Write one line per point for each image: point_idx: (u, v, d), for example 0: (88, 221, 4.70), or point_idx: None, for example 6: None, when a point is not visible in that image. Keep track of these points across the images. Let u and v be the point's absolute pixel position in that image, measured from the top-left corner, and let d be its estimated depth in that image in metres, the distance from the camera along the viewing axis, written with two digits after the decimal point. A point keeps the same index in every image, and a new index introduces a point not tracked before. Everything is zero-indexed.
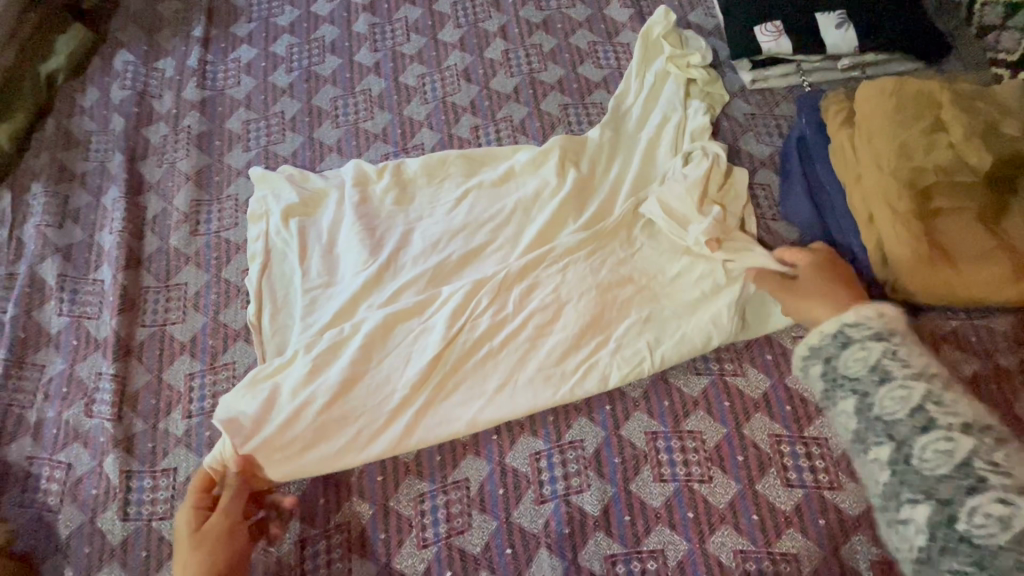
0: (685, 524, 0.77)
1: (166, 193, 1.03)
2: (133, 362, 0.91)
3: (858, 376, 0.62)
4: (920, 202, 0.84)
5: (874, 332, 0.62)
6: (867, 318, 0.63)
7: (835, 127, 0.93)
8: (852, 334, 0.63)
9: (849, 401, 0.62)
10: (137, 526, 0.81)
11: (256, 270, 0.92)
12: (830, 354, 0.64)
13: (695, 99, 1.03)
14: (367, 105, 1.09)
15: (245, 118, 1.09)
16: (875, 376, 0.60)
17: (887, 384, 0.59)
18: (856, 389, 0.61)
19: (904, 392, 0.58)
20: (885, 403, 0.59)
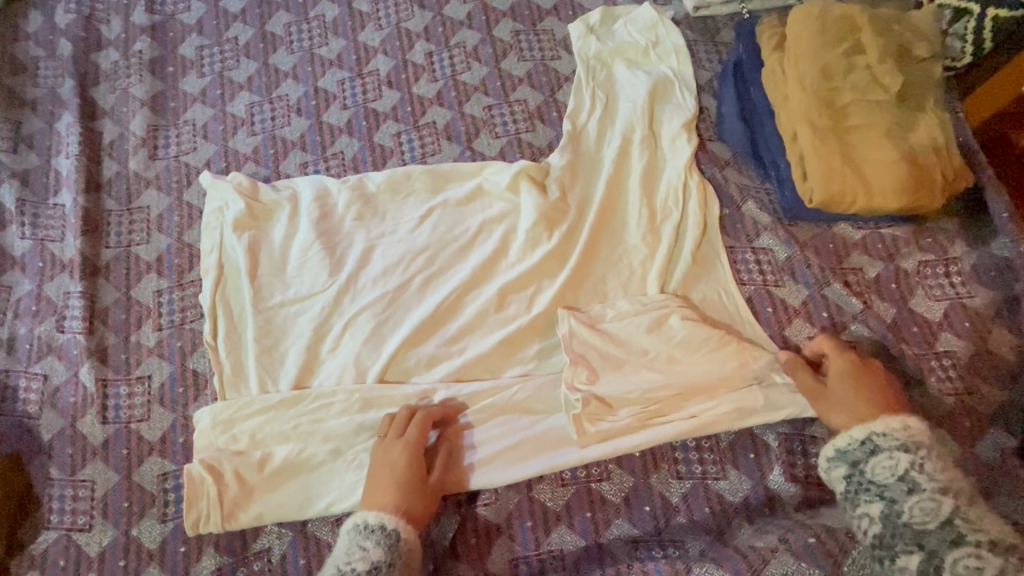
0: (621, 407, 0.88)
1: (121, 118, 1.04)
2: (101, 281, 0.94)
3: (886, 483, 0.73)
4: (836, 120, 0.93)
5: (901, 443, 0.74)
6: (894, 430, 0.75)
7: (766, 52, 1.01)
8: (880, 443, 0.75)
9: (874, 503, 0.73)
10: (117, 427, 0.86)
11: (209, 286, 0.91)
12: (858, 459, 0.75)
13: (664, 85, 1.03)
14: (321, 31, 1.10)
15: (198, 44, 1.09)
16: (904, 486, 0.72)
17: (915, 494, 0.71)
18: (883, 495, 0.73)
19: (932, 504, 0.70)
20: (914, 511, 0.70)
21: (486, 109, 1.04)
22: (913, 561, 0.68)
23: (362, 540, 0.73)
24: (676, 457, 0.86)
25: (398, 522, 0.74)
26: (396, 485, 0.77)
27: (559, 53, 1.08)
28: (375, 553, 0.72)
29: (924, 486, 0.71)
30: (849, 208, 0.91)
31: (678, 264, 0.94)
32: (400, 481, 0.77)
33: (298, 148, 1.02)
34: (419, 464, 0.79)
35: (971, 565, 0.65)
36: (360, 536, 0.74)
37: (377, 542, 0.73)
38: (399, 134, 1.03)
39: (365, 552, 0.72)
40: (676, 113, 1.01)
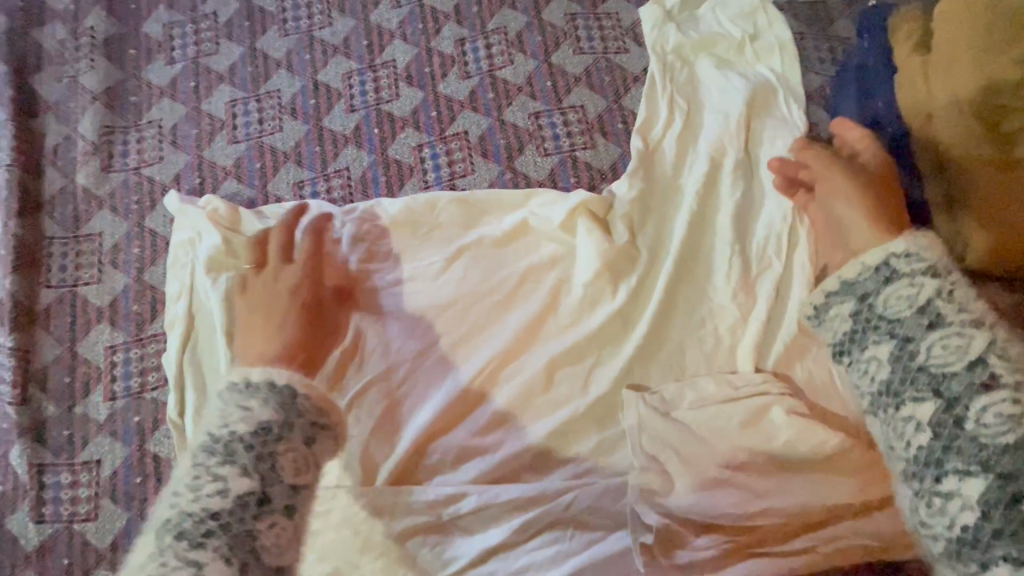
0: None
1: (68, 116, 0.81)
2: (39, 333, 0.74)
3: (900, 318, 0.48)
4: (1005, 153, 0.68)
5: (977, 318, 0.46)
6: (920, 250, 0.50)
7: (905, 53, 0.75)
8: (901, 268, 0.49)
9: (884, 344, 0.48)
10: (55, 529, 0.67)
11: (175, 345, 0.71)
12: (867, 292, 0.50)
13: (767, 92, 0.79)
14: (323, 8, 0.87)
15: (166, 21, 0.86)
16: (954, 368, 0.44)
17: (937, 329, 0.46)
18: (893, 332, 0.48)
19: (960, 338, 0.45)
20: (936, 349, 0.45)
21: (533, 116, 0.81)
22: (924, 410, 0.45)
23: (241, 398, 0.47)
24: None
25: (291, 372, 0.48)
26: (282, 322, 0.56)
27: (626, 44, 0.85)
28: (264, 414, 0.46)
29: (954, 318, 0.46)
30: None
31: (781, 334, 0.73)
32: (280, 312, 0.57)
33: (291, 161, 0.80)
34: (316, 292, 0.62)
35: (952, 347, 0.45)
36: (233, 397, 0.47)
37: (263, 399, 0.46)
38: (421, 146, 0.80)
39: (246, 412, 0.45)
40: (782, 132, 0.78)
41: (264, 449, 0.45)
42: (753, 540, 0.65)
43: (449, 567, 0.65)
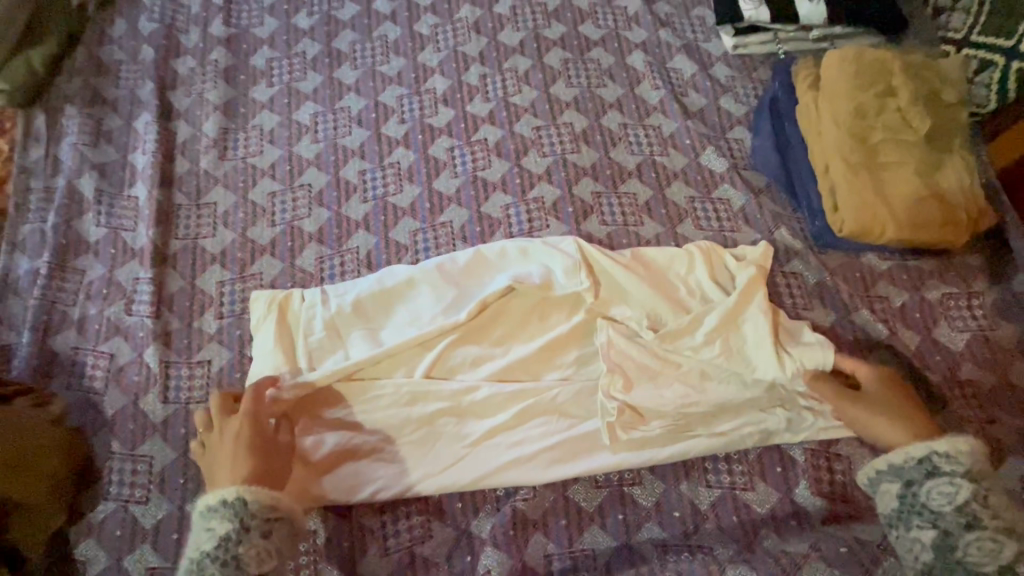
0: (668, 469, 0.89)
1: (195, 120, 1.11)
2: (168, 270, 1.00)
3: (940, 514, 0.73)
4: (867, 155, 0.98)
5: (963, 470, 0.74)
6: (958, 453, 0.75)
7: (802, 89, 1.07)
8: (941, 465, 0.75)
9: (926, 530, 0.73)
10: (176, 407, 0.92)
11: (269, 311, 0.93)
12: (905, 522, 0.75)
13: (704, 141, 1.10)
14: (383, 50, 1.18)
15: (268, 57, 1.17)
16: (963, 520, 0.72)
17: (969, 533, 0.72)
18: (934, 529, 0.73)
19: (950, 488, 0.74)
20: (972, 549, 0.71)
21: (535, 130, 1.11)
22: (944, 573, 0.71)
23: (207, 521, 0.73)
24: (706, 467, 0.90)
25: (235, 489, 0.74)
26: (236, 456, 0.78)
27: (604, 81, 1.15)
28: (223, 529, 0.72)
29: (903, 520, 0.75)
30: (878, 239, 0.97)
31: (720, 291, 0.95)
32: (237, 461, 0.77)
33: (357, 156, 1.09)
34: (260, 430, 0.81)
35: (986, 548, 0.71)
36: (205, 517, 0.73)
37: (223, 518, 0.72)
38: (453, 148, 1.09)
39: (211, 530, 0.72)
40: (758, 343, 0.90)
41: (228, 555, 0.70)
42: (686, 428, 0.89)
43: (465, 440, 0.89)
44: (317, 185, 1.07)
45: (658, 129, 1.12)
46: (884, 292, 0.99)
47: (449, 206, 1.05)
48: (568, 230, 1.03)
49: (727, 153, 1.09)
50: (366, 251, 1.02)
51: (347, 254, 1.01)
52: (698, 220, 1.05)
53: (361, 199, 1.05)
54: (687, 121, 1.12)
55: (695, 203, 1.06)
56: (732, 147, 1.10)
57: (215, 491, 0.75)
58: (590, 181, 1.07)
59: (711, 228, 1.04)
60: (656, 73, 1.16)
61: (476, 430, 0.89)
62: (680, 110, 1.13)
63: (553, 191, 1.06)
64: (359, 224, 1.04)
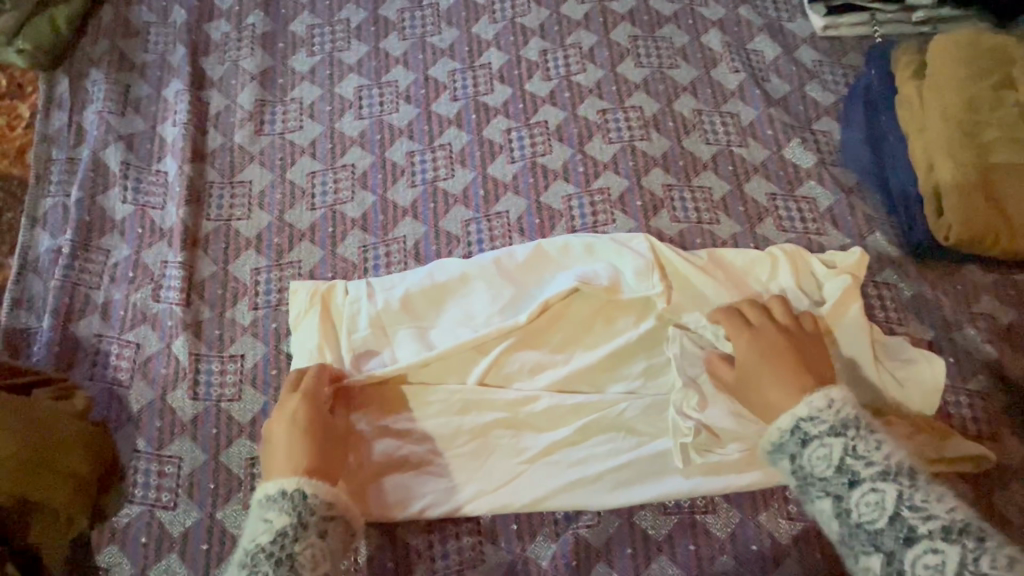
0: (744, 497, 0.81)
1: (229, 90, 1.02)
2: (199, 254, 0.92)
3: (827, 477, 0.57)
4: (980, 154, 0.87)
5: (833, 426, 0.59)
6: (819, 411, 0.60)
7: (903, 77, 0.96)
8: (809, 430, 0.60)
9: (825, 498, 0.57)
10: (207, 405, 0.84)
11: (309, 305, 0.85)
12: (810, 476, 0.58)
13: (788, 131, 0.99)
14: (434, 19, 1.08)
15: (309, 23, 1.07)
16: (845, 479, 0.56)
17: (856, 487, 0.56)
18: (827, 491, 0.57)
19: (826, 450, 0.58)
20: (861, 508, 0.55)
21: (600, 113, 1.00)
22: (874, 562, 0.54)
23: (265, 512, 0.63)
24: (787, 497, 0.81)
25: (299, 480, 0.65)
26: (293, 441, 0.70)
27: (677, 62, 1.05)
28: (280, 522, 0.62)
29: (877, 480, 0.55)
30: (988, 249, 0.86)
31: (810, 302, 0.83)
32: (298, 445, 0.70)
33: (404, 136, 0.99)
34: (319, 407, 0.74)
35: (871, 502, 0.55)
36: (262, 508, 0.64)
37: (281, 509, 0.63)
38: (509, 130, 0.99)
39: (268, 524, 0.62)
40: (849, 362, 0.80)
41: (281, 553, 0.60)
42: None
43: (521, 455, 0.81)
44: (361, 166, 0.98)
45: (736, 117, 1.01)
46: (989, 308, 0.89)
47: (505, 194, 0.95)
48: (636, 226, 0.93)
49: (813, 146, 0.99)
50: (414, 241, 0.93)
51: (393, 243, 0.92)
52: (780, 220, 0.94)
53: (409, 183, 0.96)
54: (769, 109, 1.01)
55: (777, 201, 0.96)
56: (818, 140, 0.99)
57: (272, 480, 0.66)
58: (661, 172, 0.97)
59: (796, 230, 0.94)
60: (734, 54, 1.05)
61: (534, 445, 0.81)
62: (761, 97, 1.02)
63: (619, 182, 0.96)
64: (407, 211, 0.95)
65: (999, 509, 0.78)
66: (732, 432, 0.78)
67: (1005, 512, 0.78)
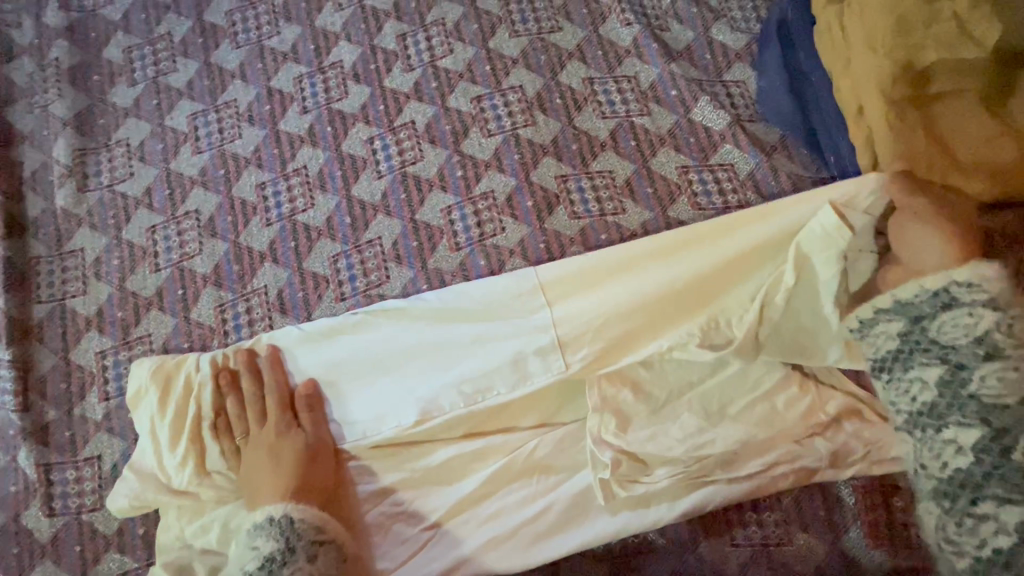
0: (681, 530, 0.71)
1: (43, 144, 0.87)
2: (35, 345, 0.80)
3: (955, 344, 0.53)
4: (917, 86, 0.73)
5: (991, 298, 0.52)
6: (985, 280, 0.53)
7: (820, 4, 0.81)
8: (961, 296, 0.53)
9: (933, 366, 0.53)
10: (66, 520, 0.73)
11: (154, 405, 0.72)
12: (922, 314, 0.55)
13: (695, 88, 0.84)
14: (270, 17, 0.91)
15: (125, 45, 0.91)
16: (981, 350, 0.52)
17: (991, 361, 0.51)
18: (946, 356, 0.53)
19: (971, 319, 0.52)
20: (988, 382, 0.51)
21: (475, 101, 0.85)
22: (968, 436, 0.51)
23: (253, 539, 0.64)
24: (731, 521, 0.71)
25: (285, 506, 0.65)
26: (273, 467, 0.68)
27: (558, 23, 0.88)
28: (269, 548, 0.63)
29: (1007, 352, 0.51)
30: (935, 201, 0.72)
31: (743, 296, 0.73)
32: (287, 468, 0.68)
33: (252, 165, 0.85)
34: (291, 438, 0.70)
35: (1005, 379, 0.51)
36: (251, 535, 0.64)
37: (269, 536, 0.64)
38: (372, 139, 0.85)
39: (256, 551, 0.63)
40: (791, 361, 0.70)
41: None
42: (704, 471, 0.69)
43: (426, 519, 0.70)
44: (206, 210, 0.84)
45: (634, 80, 0.86)
46: None
47: (375, 217, 0.82)
48: (529, 231, 0.80)
49: (725, 101, 0.84)
50: (277, 291, 0.80)
51: (254, 297, 0.80)
52: (696, 197, 0.81)
53: (263, 222, 0.83)
54: (671, 64, 0.85)
55: (690, 174, 0.82)
56: (731, 93, 0.85)
57: (257, 507, 0.66)
58: (553, 161, 0.83)
59: (714, 206, 0.80)
60: (624, 3, 0.88)
61: (436, 508, 0.70)
62: (661, 50, 0.86)
63: (505, 182, 0.82)
64: (265, 255, 0.81)
65: None
66: (658, 457, 0.70)
67: None
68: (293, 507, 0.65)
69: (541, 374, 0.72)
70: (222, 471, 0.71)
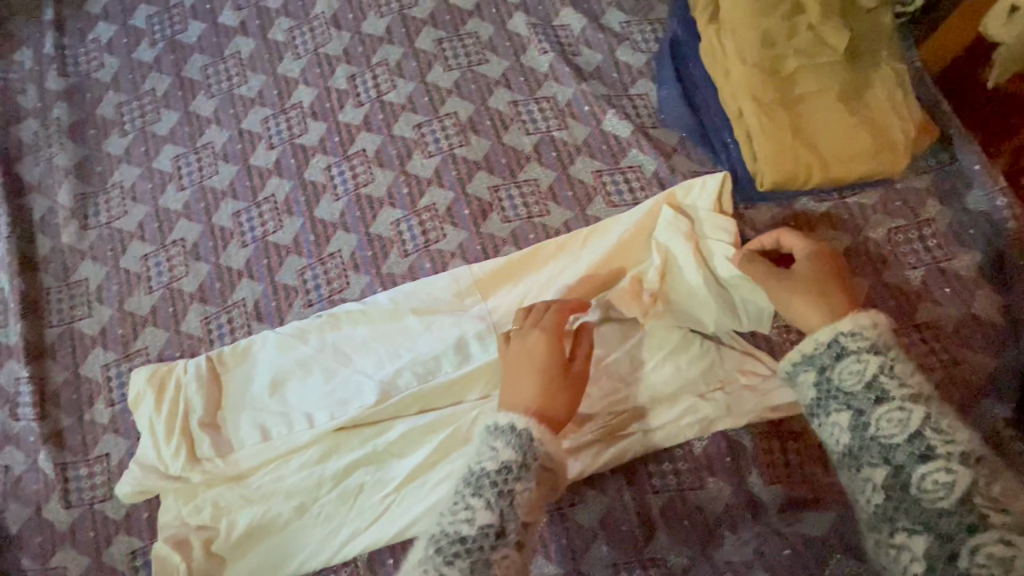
0: (609, 482, 0.82)
1: (49, 191, 1.01)
2: (49, 364, 0.92)
3: (853, 391, 0.61)
4: (783, 89, 0.85)
5: (871, 344, 0.61)
6: (864, 329, 0.62)
7: (703, 22, 0.92)
8: (847, 345, 0.62)
9: (842, 413, 0.61)
10: (81, 511, 0.85)
11: (150, 405, 0.85)
12: (824, 365, 0.63)
13: (604, 103, 0.97)
14: (238, 69, 1.05)
15: (116, 102, 1.06)
16: (872, 394, 0.60)
17: (884, 404, 0.59)
18: (850, 404, 0.61)
19: (860, 367, 0.61)
20: (883, 423, 0.58)
21: (416, 127, 0.99)
22: (878, 474, 0.58)
23: (493, 440, 0.66)
24: (650, 471, 0.82)
25: (528, 423, 0.66)
26: (539, 378, 0.72)
27: (486, 56, 1.02)
28: (506, 455, 0.64)
29: (894, 394, 0.59)
30: (805, 185, 0.85)
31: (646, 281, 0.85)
32: (545, 371, 0.72)
33: (228, 196, 0.98)
34: (558, 351, 0.75)
35: (895, 420, 0.58)
36: (489, 436, 0.67)
37: (507, 442, 0.65)
38: (329, 167, 0.98)
39: (494, 453, 0.65)
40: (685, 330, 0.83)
41: (504, 487, 0.62)
42: (618, 426, 0.82)
43: (388, 485, 0.82)
44: (191, 238, 0.97)
45: (552, 99, 0.99)
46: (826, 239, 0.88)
47: (335, 233, 0.95)
48: (467, 236, 0.93)
49: (630, 112, 0.97)
50: (254, 302, 0.93)
51: (234, 309, 0.93)
52: (610, 196, 0.93)
53: (240, 245, 0.96)
54: (583, 84, 0.99)
55: (604, 177, 0.94)
56: (636, 105, 0.98)
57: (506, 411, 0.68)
58: (486, 174, 0.96)
59: (625, 203, 0.93)
60: (541, 34, 1.02)
61: (396, 474, 0.82)
62: (573, 72, 0.99)
63: (445, 195, 0.95)
64: (242, 273, 0.94)
65: None
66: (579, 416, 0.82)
67: None
68: (534, 427, 0.66)
69: (479, 353, 0.85)
70: (212, 457, 0.83)
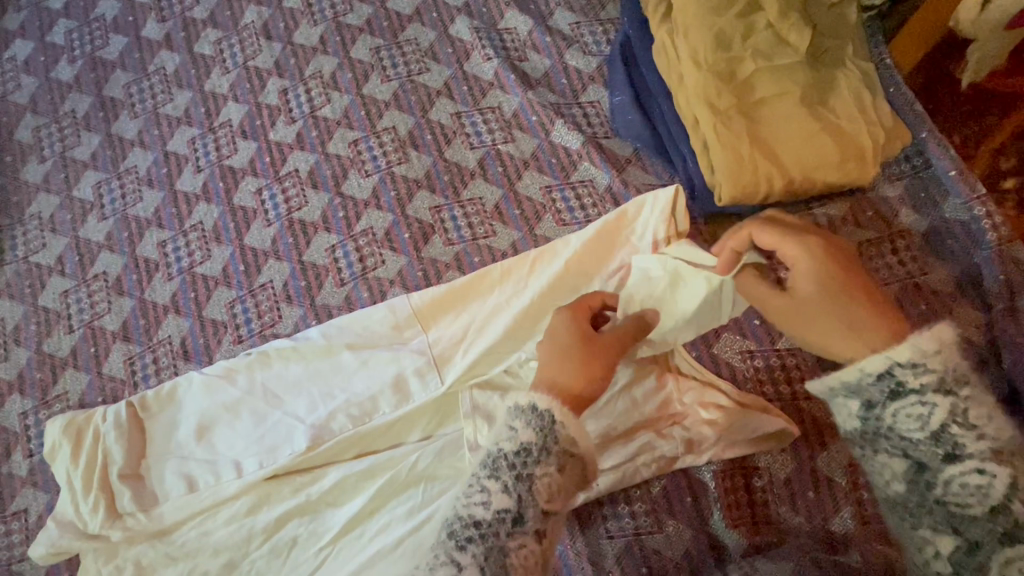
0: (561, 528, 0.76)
1: None
2: None
3: (914, 439, 0.50)
4: (740, 95, 0.78)
5: (939, 381, 0.49)
6: (926, 357, 0.50)
7: (654, 23, 0.85)
8: (907, 380, 0.50)
9: (896, 459, 0.51)
10: None
11: (67, 457, 0.79)
12: (875, 401, 0.52)
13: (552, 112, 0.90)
14: (163, 86, 0.98)
15: (34, 125, 0.98)
16: (941, 449, 0.49)
17: (956, 462, 0.48)
18: (908, 451, 0.51)
19: (922, 410, 0.50)
20: (954, 486, 0.48)
21: (352, 145, 0.92)
22: (944, 545, 0.49)
23: (512, 420, 0.61)
24: (605, 514, 0.76)
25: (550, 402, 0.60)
26: (560, 353, 0.65)
27: (425, 65, 0.95)
28: (525, 436, 0.59)
29: (972, 450, 0.48)
30: (765, 199, 0.78)
31: None
32: (566, 349, 0.65)
33: (153, 225, 0.92)
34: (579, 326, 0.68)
35: (971, 485, 0.48)
36: (512, 415, 0.61)
37: (527, 424, 0.60)
38: (260, 190, 0.91)
39: (514, 433, 0.60)
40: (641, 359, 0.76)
41: (523, 470, 0.58)
42: None
43: (324, 538, 0.75)
44: (114, 271, 0.90)
45: (498, 109, 0.92)
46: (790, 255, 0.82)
47: (266, 262, 0.88)
48: (407, 261, 0.87)
49: (581, 122, 0.91)
50: (181, 339, 0.87)
51: (159, 347, 0.86)
52: (560, 214, 0.87)
53: (165, 278, 0.89)
54: (529, 92, 0.92)
55: (553, 192, 0.88)
56: (587, 113, 0.91)
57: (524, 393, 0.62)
58: (427, 194, 0.89)
59: (577, 221, 0.86)
60: (484, 39, 0.95)
61: (333, 525, 0.75)
62: (519, 80, 0.92)
63: (382, 218, 0.88)
64: (168, 308, 0.88)
65: (823, 475, 0.75)
66: None
67: (829, 476, 0.75)
68: (556, 407, 0.60)
69: (419, 391, 0.78)
70: (132, 512, 0.76)
